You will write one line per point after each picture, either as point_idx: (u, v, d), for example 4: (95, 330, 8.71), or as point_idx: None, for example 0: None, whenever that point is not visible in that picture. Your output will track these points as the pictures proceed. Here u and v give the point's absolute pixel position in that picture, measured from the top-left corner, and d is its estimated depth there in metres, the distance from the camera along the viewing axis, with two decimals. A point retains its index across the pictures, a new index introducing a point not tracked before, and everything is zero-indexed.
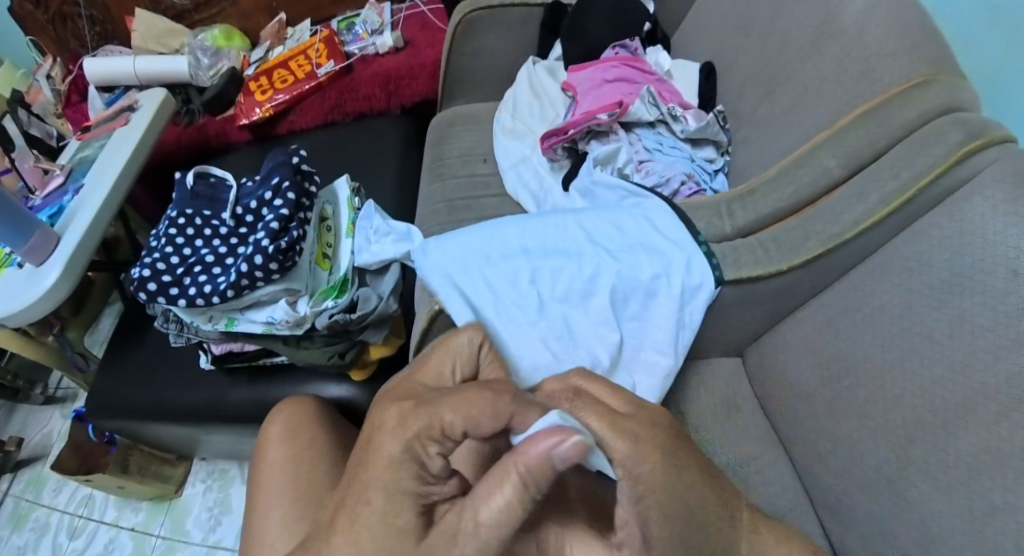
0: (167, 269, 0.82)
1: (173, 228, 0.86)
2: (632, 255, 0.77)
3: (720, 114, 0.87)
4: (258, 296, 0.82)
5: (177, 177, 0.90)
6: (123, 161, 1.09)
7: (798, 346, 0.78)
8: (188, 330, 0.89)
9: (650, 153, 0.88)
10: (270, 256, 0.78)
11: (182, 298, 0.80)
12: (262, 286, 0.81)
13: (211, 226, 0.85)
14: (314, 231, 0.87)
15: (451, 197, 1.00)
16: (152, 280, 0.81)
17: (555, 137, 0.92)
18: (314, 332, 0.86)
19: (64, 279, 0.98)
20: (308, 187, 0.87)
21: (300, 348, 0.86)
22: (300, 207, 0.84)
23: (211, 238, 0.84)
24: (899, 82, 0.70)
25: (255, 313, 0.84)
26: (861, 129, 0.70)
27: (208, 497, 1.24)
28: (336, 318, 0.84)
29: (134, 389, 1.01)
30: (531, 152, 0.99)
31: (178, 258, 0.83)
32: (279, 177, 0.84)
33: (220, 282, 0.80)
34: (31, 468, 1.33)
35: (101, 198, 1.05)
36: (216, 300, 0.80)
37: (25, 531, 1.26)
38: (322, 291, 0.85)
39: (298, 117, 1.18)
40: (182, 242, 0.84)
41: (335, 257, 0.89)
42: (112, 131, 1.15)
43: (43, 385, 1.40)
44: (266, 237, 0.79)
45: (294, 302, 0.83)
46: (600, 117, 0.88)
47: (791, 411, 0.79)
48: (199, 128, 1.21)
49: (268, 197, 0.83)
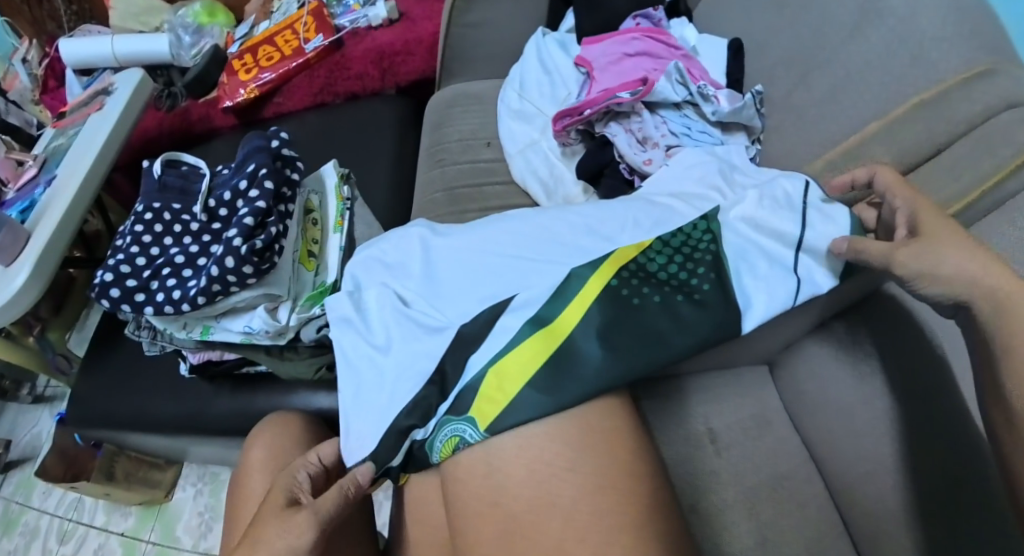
0: (132, 272, 0.77)
1: (141, 225, 0.80)
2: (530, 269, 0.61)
3: (758, 95, 0.74)
4: (233, 302, 0.75)
5: (145, 167, 0.84)
6: (96, 148, 1.02)
7: (829, 357, 0.69)
8: (163, 338, 0.85)
9: (677, 139, 0.77)
10: (243, 258, 0.71)
11: (149, 305, 0.75)
12: (237, 291, 0.74)
13: (181, 222, 0.79)
14: (297, 227, 0.80)
15: (451, 185, 0.92)
16: (115, 285, 0.76)
17: (568, 118, 0.82)
18: (298, 343, 0.79)
19: (34, 280, 0.91)
20: (288, 174, 0.80)
21: (284, 359, 0.80)
22: (280, 199, 0.78)
23: (183, 235, 0.79)
24: (957, 71, 0.59)
25: (231, 322, 0.77)
26: (916, 120, 0.59)
27: (199, 501, 1.19)
28: (325, 328, 0.77)
29: (118, 397, 1.01)
30: (540, 135, 0.89)
31: (145, 259, 0.78)
32: (256, 164, 0.77)
33: (191, 287, 0.74)
34: (21, 469, 1.28)
35: (75, 190, 0.98)
36: (186, 308, 0.74)
37: (15, 536, 1.22)
38: (309, 297, 0.78)
39: (285, 98, 1.10)
40: (150, 241, 0.79)
41: (321, 256, 0.83)
42: (87, 117, 1.08)
43: (30, 385, 1.33)
44: (238, 235, 0.72)
45: (274, 308, 0.76)
46: (621, 96, 0.78)
47: (819, 433, 0.71)
48: (181, 113, 1.13)
49: (244, 187, 0.77)
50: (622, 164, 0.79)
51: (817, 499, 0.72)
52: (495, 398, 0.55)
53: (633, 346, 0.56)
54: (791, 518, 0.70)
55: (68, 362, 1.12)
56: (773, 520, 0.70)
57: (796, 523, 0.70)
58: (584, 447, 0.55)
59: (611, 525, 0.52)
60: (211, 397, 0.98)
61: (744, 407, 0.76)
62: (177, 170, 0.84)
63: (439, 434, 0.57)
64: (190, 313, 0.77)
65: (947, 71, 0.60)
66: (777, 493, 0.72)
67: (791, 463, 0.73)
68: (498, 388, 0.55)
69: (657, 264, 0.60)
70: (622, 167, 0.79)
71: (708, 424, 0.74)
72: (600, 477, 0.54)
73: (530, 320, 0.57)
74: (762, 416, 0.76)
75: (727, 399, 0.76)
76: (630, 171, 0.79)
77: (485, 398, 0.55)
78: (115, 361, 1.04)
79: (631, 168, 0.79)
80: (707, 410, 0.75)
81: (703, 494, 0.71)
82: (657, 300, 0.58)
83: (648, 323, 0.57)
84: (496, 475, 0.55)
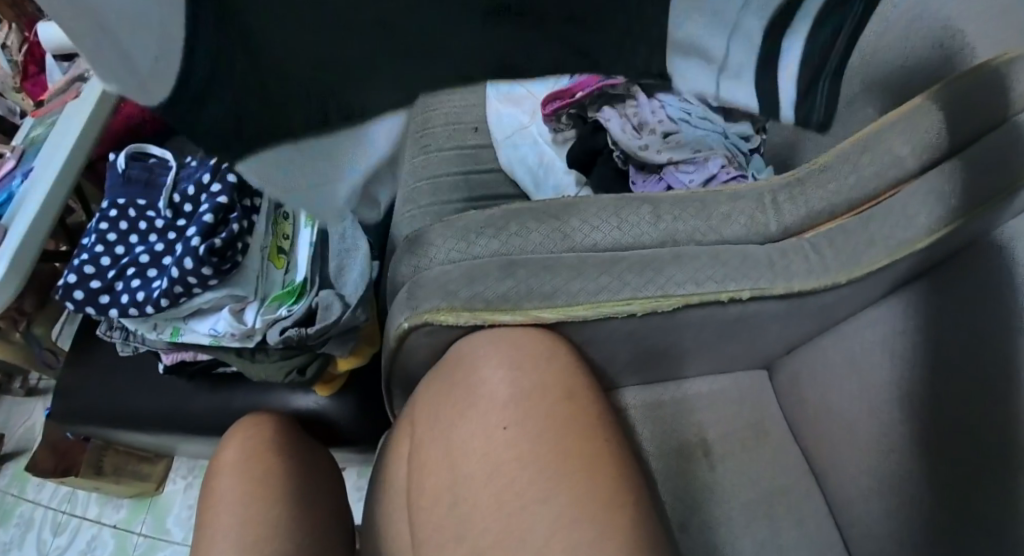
0: (97, 273, 0.72)
1: (105, 222, 0.75)
2: None
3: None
4: (198, 304, 0.71)
5: (110, 159, 0.79)
6: (74, 137, 0.99)
7: (839, 365, 0.66)
8: (135, 338, 0.81)
9: (676, 125, 0.72)
10: (202, 258, 0.67)
11: (113, 307, 0.71)
12: (201, 292, 0.71)
13: (146, 219, 0.76)
14: (266, 222, 0.75)
15: (437, 172, 0.86)
16: (79, 287, 0.71)
17: (558, 102, 0.76)
18: (269, 345, 0.74)
19: (9, 281, 0.89)
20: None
21: (255, 361, 0.76)
22: (245, 193, 0.74)
23: (148, 233, 0.75)
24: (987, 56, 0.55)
25: (199, 323, 0.73)
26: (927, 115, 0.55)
27: (189, 494, 1.19)
28: (290, 332, 0.71)
29: (100, 394, 0.99)
30: (529, 120, 0.81)
31: (110, 259, 0.73)
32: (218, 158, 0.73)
33: (155, 288, 0.70)
34: (15, 461, 1.26)
35: (50, 183, 0.95)
36: (150, 310, 0.70)
37: (10, 528, 1.21)
38: (276, 297, 0.72)
39: None
40: (115, 239, 0.75)
41: (292, 252, 0.76)
42: (64, 105, 1.04)
43: (22, 378, 1.31)
44: (196, 235, 0.69)
45: (241, 309, 0.72)
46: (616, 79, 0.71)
47: (826, 442, 0.68)
48: None
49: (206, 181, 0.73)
50: (616, 152, 0.76)
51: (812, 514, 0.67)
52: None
53: None
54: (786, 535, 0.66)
55: (54, 356, 1.13)
56: (770, 537, 0.65)
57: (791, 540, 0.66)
58: (547, 426, 0.53)
59: (577, 499, 0.50)
60: (194, 394, 0.95)
61: (738, 415, 0.71)
62: (143, 162, 0.79)
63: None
64: (156, 315, 0.72)
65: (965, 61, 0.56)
66: (775, 506, 0.67)
67: (790, 477, 0.69)
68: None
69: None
70: (616, 154, 0.76)
71: (702, 434, 0.70)
72: (561, 452, 0.52)
73: None
74: (755, 426, 0.71)
75: (719, 408, 0.71)
76: (624, 159, 0.76)
77: None
78: (98, 356, 1.01)
79: (625, 156, 0.76)
80: (698, 420, 0.70)
81: (692, 510, 0.66)
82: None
83: None
84: (450, 450, 0.54)
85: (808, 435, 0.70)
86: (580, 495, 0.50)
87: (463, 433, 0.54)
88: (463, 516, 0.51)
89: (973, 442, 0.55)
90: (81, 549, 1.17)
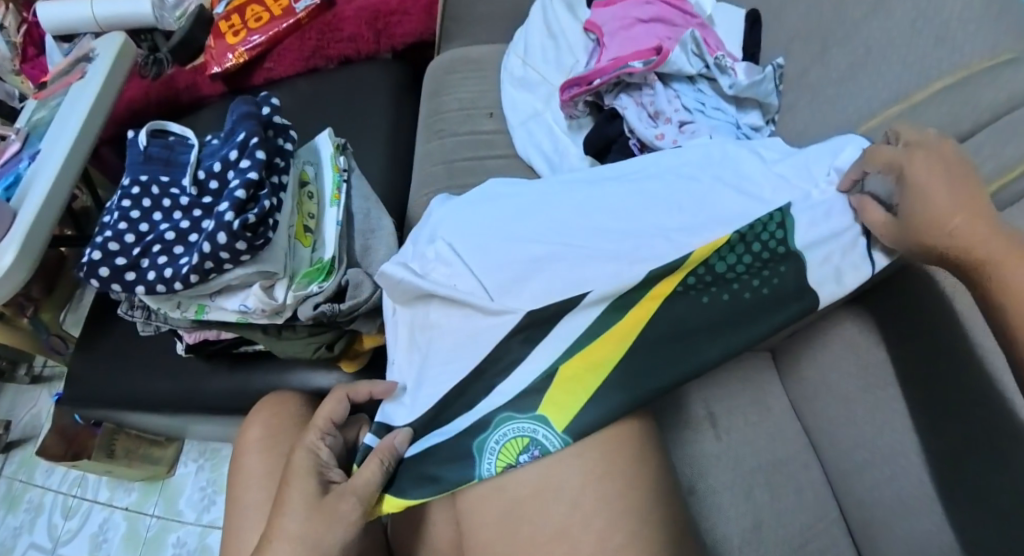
0: (121, 250, 0.73)
1: (128, 200, 0.76)
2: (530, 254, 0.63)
3: (776, 69, 0.72)
4: (227, 280, 0.71)
5: (130, 138, 0.80)
6: (79, 120, 0.99)
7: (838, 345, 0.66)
8: (156, 318, 0.82)
9: (690, 114, 0.73)
10: (236, 233, 0.67)
11: (140, 284, 0.72)
12: (230, 269, 0.71)
13: (170, 196, 0.76)
14: (292, 199, 0.76)
15: (451, 156, 0.88)
16: (104, 264, 0.72)
17: (577, 88, 0.78)
18: (297, 322, 0.78)
19: (21, 263, 0.89)
20: (279, 142, 0.77)
21: (282, 338, 0.79)
22: (272, 169, 0.74)
23: (172, 210, 0.75)
24: (982, 55, 0.55)
25: (225, 300, 0.75)
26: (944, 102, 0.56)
27: (200, 476, 1.18)
28: (322, 308, 0.74)
29: (115, 376, 1.01)
30: (543, 107, 0.85)
31: (134, 236, 0.74)
32: (246, 133, 0.73)
33: (183, 264, 0.71)
34: (22, 448, 1.27)
35: (57, 164, 0.95)
36: (179, 286, 0.71)
37: (20, 512, 1.22)
38: (305, 274, 0.75)
39: (274, 64, 1.05)
40: (138, 216, 0.75)
41: (317, 231, 0.78)
42: (68, 87, 1.04)
43: (27, 365, 1.32)
44: (229, 209, 0.68)
45: (270, 286, 0.73)
46: (634, 64, 0.74)
47: (821, 415, 0.69)
48: (168, 81, 1.09)
49: (234, 157, 0.73)
50: (632, 139, 0.76)
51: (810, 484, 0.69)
52: (568, 387, 0.55)
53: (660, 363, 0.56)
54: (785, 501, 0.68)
55: (63, 342, 1.13)
56: (773, 505, 0.68)
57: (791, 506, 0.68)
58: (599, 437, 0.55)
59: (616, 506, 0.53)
60: (207, 377, 0.96)
61: (747, 388, 0.73)
62: (162, 141, 0.80)
63: (493, 439, 0.55)
64: (183, 292, 0.73)
65: (967, 55, 0.56)
66: (779, 476, 0.69)
67: (793, 448, 0.71)
68: (579, 374, 0.56)
69: (724, 263, 0.58)
70: (632, 142, 0.76)
71: (709, 409, 0.71)
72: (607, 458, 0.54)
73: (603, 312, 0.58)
74: (762, 402, 0.72)
75: (731, 384, 0.73)
76: (640, 146, 0.76)
77: (565, 392, 0.55)
78: (114, 339, 1.03)
79: (640, 143, 0.76)
80: (708, 395, 0.72)
81: (701, 477, 0.69)
82: (705, 300, 0.58)
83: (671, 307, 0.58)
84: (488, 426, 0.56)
85: (806, 410, 0.70)
86: (610, 451, 0.55)
87: (511, 422, 0.55)
88: (517, 515, 0.54)
89: (966, 423, 0.55)
90: (93, 531, 1.18)
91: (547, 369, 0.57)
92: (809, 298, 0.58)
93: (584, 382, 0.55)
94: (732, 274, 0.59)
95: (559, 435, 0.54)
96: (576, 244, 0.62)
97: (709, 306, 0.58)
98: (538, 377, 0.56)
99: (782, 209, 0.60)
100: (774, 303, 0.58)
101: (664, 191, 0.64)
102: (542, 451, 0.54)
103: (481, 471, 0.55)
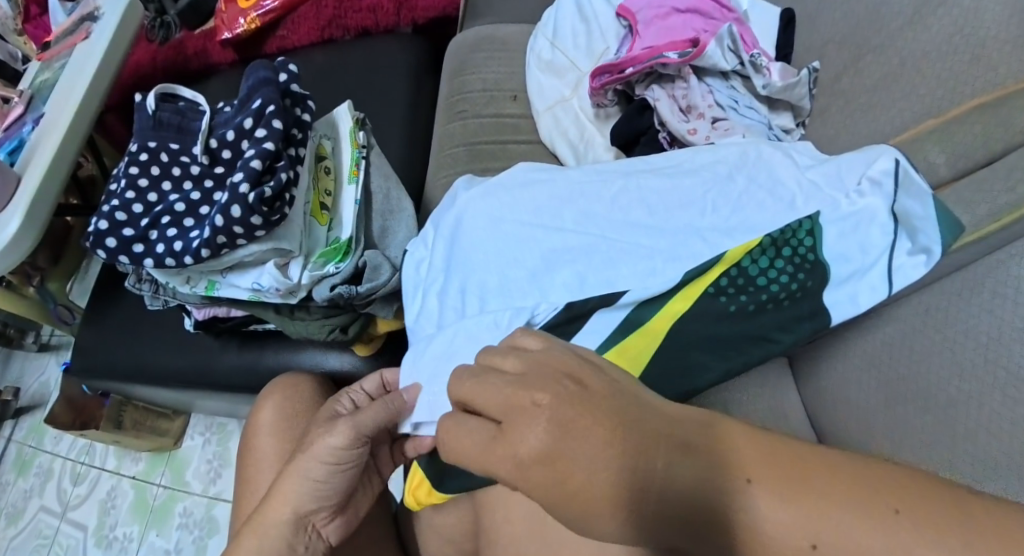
0: (130, 221, 0.71)
1: (136, 167, 0.73)
2: (569, 249, 0.60)
3: (811, 73, 0.68)
4: (241, 256, 0.68)
5: (139, 102, 0.76)
6: (85, 83, 0.95)
7: None
8: (166, 292, 0.80)
9: (724, 111, 0.69)
10: (251, 208, 0.63)
11: (148, 257, 0.69)
12: (244, 244, 0.67)
13: (180, 165, 0.73)
14: (309, 173, 0.71)
15: (472, 139, 0.84)
16: (111, 235, 0.70)
17: (607, 76, 0.74)
18: (310, 303, 0.73)
19: (24, 235, 0.87)
20: (298, 114, 0.70)
21: (295, 318, 0.74)
22: (289, 141, 0.68)
23: (184, 180, 0.72)
24: (1020, 76, 0.51)
25: (238, 277, 0.71)
26: (976, 122, 0.53)
27: (207, 450, 1.17)
28: (339, 289, 0.69)
29: (122, 349, 0.99)
30: (571, 93, 0.80)
31: (143, 206, 0.71)
32: (262, 101, 0.67)
33: (193, 239, 0.68)
34: (31, 415, 1.27)
35: (62, 129, 0.92)
36: (189, 260, 0.68)
37: (30, 476, 1.24)
38: (323, 254, 0.70)
39: (289, 32, 1.00)
40: (147, 186, 0.72)
41: (335, 208, 0.73)
42: (72, 48, 1.00)
43: (35, 334, 1.30)
44: (245, 182, 0.63)
45: (284, 264, 0.69)
46: (668, 55, 0.70)
47: None
48: (178, 46, 1.05)
49: (250, 126, 0.67)
50: (662, 132, 0.72)
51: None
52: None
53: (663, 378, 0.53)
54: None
55: (70, 312, 1.11)
56: None
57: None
58: None
59: None
60: (215, 355, 0.95)
61: None
62: (174, 106, 0.76)
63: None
64: (193, 267, 0.71)
65: (1005, 76, 0.52)
66: None
67: None
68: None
69: (758, 268, 0.54)
70: (662, 135, 0.72)
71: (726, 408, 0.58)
72: None
73: (626, 314, 0.55)
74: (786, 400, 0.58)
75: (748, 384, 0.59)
76: (670, 141, 0.72)
77: None
78: (122, 314, 1.01)
79: (671, 138, 0.72)
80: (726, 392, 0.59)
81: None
82: (732, 311, 0.54)
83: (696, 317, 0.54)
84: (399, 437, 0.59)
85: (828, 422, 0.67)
86: None
87: None
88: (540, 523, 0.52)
89: None
90: (101, 499, 1.19)
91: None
92: (822, 318, 0.54)
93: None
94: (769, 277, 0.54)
95: None
96: (609, 238, 0.59)
97: (733, 316, 0.54)
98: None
99: (812, 217, 0.55)
100: (790, 318, 0.54)
101: (698, 187, 0.60)
102: None
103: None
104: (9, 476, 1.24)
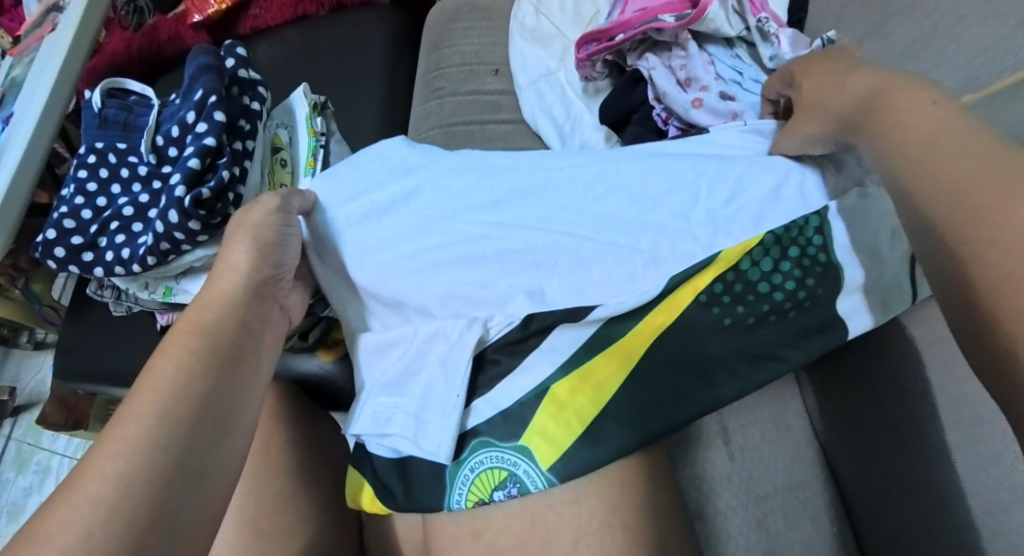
0: (78, 228, 0.65)
1: (84, 170, 0.67)
2: (533, 251, 0.50)
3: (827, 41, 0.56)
4: (189, 262, 0.62)
5: (85, 100, 0.70)
6: (53, 77, 0.90)
7: None
8: (127, 298, 0.75)
9: (729, 86, 0.59)
10: (189, 209, 0.57)
11: (97, 266, 0.64)
12: (191, 248, 0.62)
13: (128, 165, 0.67)
14: (259, 166, 0.65)
15: (449, 120, 0.76)
16: (59, 244, 0.64)
17: (594, 44, 0.65)
18: None
19: None
20: (245, 102, 0.65)
21: None
22: (233, 133, 0.62)
23: (131, 181, 0.66)
24: None
25: (191, 283, 0.66)
26: None
27: None
28: None
29: (100, 350, 0.95)
30: (558, 65, 0.72)
31: (91, 211, 0.66)
32: (201, 90, 0.61)
33: (140, 244, 0.62)
34: (30, 412, 1.25)
35: (31, 127, 0.87)
36: (137, 268, 0.62)
37: (29, 473, 1.22)
38: None
39: (262, 11, 0.92)
40: (96, 189, 0.67)
41: None
42: (42, 40, 0.95)
43: (29, 332, 1.28)
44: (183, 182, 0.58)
45: None
46: (663, 18, 0.61)
47: None
48: (150, 33, 0.98)
49: (191, 119, 0.62)
50: (658, 108, 0.63)
51: (830, 510, 0.50)
52: (563, 415, 0.46)
53: (634, 410, 0.46)
54: (803, 531, 0.49)
55: (55, 311, 1.08)
56: None
57: (809, 538, 0.49)
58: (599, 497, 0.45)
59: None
60: None
61: None
62: (121, 100, 0.70)
63: (466, 468, 0.48)
64: (145, 273, 0.65)
65: None
66: None
67: None
68: (573, 397, 0.46)
69: (759, 271, 0.46)
70: (657, 111, 0.63)
71: (722, 422, 0.52)
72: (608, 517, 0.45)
73: (598, 330, 0.47)
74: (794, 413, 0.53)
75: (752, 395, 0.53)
76: (666, 116, 0.62)
77: (551, 416, 0.46)
78: (102, 312, 0.97)
79: (666, 114, 0.62)
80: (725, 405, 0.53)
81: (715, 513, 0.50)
82: (728, 324, 0.45)
83: (677, 337, 0.46)
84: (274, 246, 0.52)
85: None
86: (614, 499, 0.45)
87: (486, 458, 0.47)
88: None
89: None
90: None
91: (539, 387, 0.47)
92: (837, 331, 0.46)
93: (579, 409, 0.46)
94: (768, 283, 0.45)
95: (545, 473, 0.46)
96: (575, 232, 0.50)
97: (729, 330, 0.46)
98: (525, 397, 0.47)
99: (820, 212, 0.46)
100: (794, 331, 0.46)
101: (688, 170, 0.50)
102: (521, 489, 0.46)
103: (450, 503, 0.48)
104: (9, 473, 1.23)
